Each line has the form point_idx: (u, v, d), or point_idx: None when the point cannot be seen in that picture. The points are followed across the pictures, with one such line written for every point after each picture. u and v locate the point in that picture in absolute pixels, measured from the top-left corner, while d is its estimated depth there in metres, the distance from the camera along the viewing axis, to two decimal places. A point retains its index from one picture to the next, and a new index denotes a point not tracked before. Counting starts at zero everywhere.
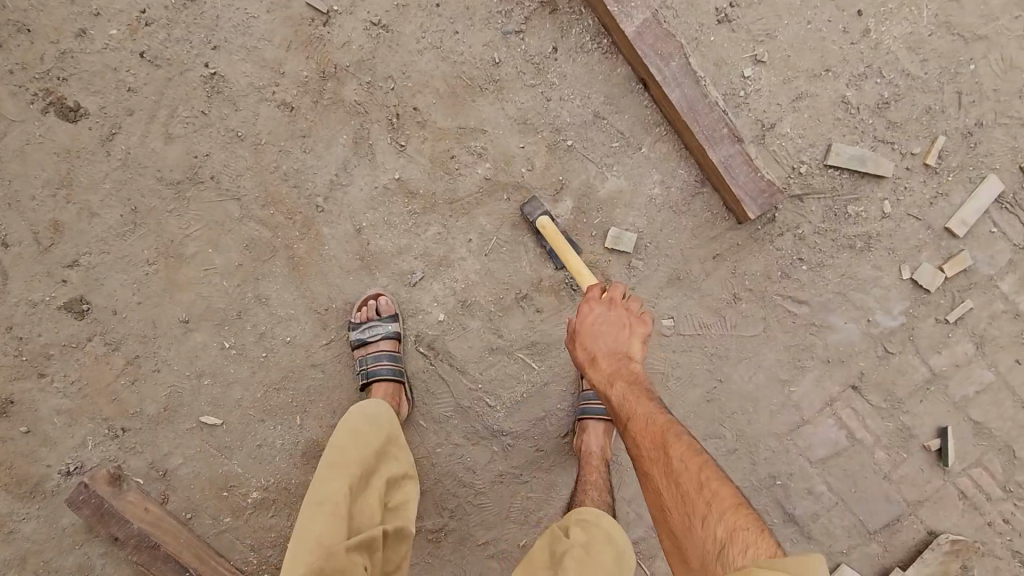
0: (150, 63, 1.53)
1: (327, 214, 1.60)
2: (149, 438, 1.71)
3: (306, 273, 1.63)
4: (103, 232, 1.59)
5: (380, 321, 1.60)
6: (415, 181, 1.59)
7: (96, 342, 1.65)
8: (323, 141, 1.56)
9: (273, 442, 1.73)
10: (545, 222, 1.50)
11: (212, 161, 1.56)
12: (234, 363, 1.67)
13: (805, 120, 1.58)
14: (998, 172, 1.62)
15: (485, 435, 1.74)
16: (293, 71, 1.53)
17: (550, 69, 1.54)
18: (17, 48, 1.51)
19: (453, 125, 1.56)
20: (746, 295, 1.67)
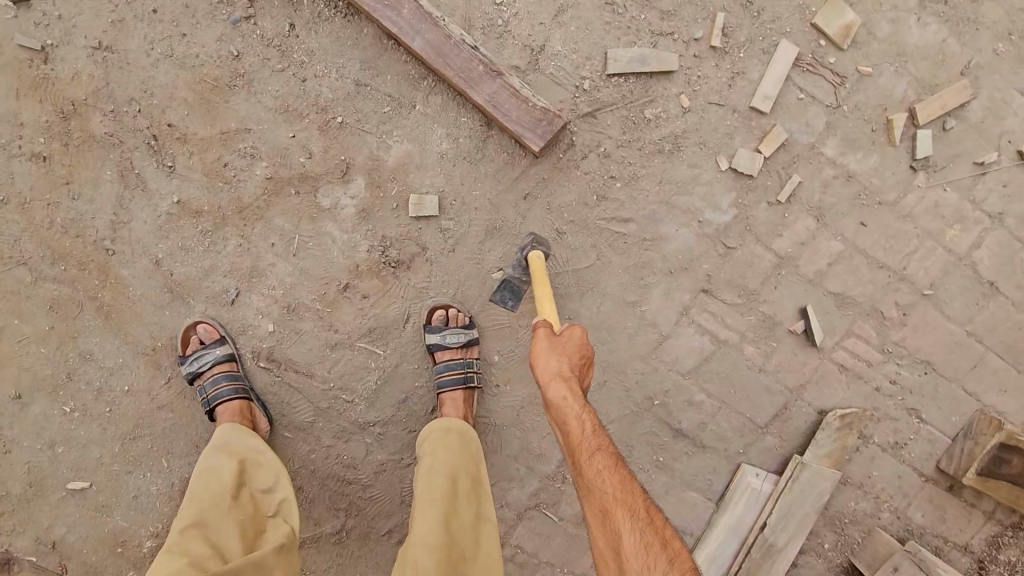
0: None
1: (120, 254, 1.55)
2: (25, 516, 1.68)
3: (121, 319, 1.59)
4: None
5: (207, 349, 1.55)
6: (197, 198, 1.53)
7: None
8: (90, 181, 1.50)
9: (149, 490, 1.69)
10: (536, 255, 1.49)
11: None
12: (81, 424, 1.64)
13: (574, 33, 1.53)
14: (790, 35, 1.60)
15: (353, 431, 1.71)
16: (35, 118, 1.47)
17: (293, 48, 1.49)
18: None
19: (218, 130, 1.50)
20: (569, 227, 1.63)
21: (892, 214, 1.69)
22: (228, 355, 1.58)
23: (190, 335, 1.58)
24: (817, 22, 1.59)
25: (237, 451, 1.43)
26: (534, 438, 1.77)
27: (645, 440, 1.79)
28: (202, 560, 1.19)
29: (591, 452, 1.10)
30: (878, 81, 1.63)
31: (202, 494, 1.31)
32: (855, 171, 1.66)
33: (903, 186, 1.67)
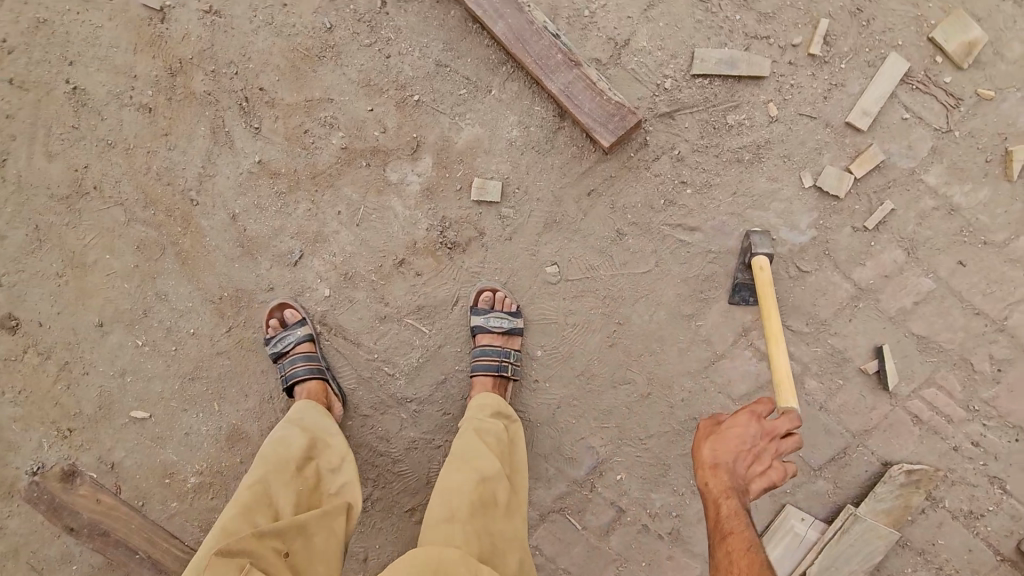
0: (20, 88, 1.61)
1: (203, 205, 1.66)
2: (93, 436, 1.84)
3: (196, 266, 1.70)
4: (15, 250, 1.72)
5: (288, 329, 1.64)
6: (276, 160, 1.61)
7: (31, 353, 1.79)
8: (185, 135, 1.62)
9: (199, 429, 1.81)
10: (764, 264, 1.41)
11: (93, 170, 1.65)
12: (150, 359, 1.77)
13: (662, 29, 1.49)
14: (902, 48, 1.47)
15: (391, 405, 1.74)
16: (147, 72, 1.60)
17: (382, 25, 1.55)
18: None
19: (303, 98, 1.57)
20: (631, 229, 1.58)
21: (997, 257, 1.52)
22: (306, 336, 1.65)
23: (273, 316, 1.67)
24: (934, 36, 1.46)
25: (310, 427, 1.47)
26: (568, 441, 1.72)
27: (683, 462, 1.70)
28: (256, 512, 1.27)
29: (727, 538, 1.08)
30: (1000, 106, 1.47)
31: (271, 459, 1.36)
32: (961, 204, 1.50)
33: (1015, 227, 1.50)
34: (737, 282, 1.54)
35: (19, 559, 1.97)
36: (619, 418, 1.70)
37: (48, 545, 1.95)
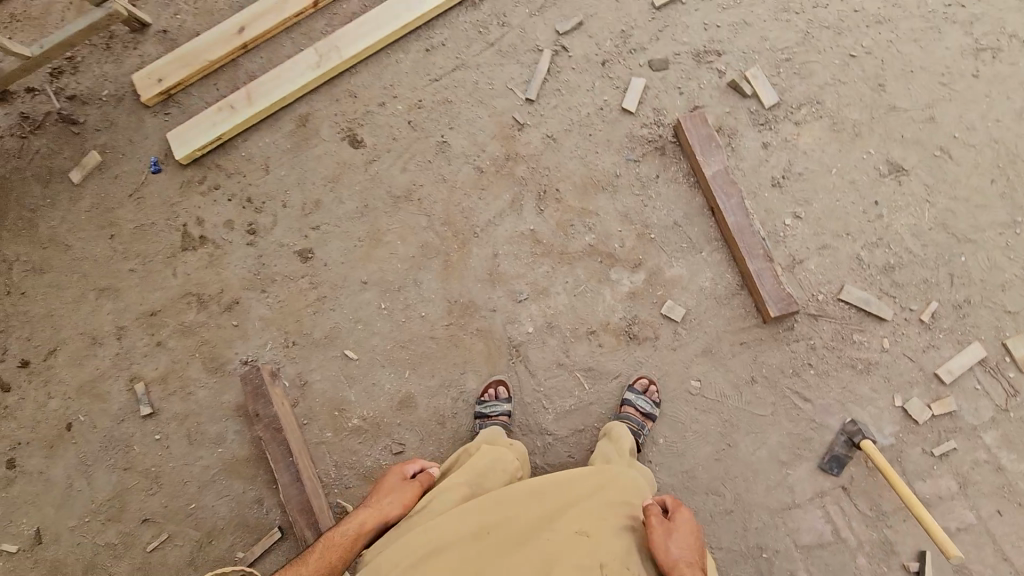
0: (412, 128, 2.50)
1: (479, 239, 2.38)
2: (306, 354, 2.39)
3: (452, 273, 2.38)
4: (342, 213, 2.48)
5: (498, 400, 2.20)
6: (543, 234, 2.35)
7: (305, 280, 2.45)
8: (493, 195, 2.41)
9: (383, 384, 2.34)
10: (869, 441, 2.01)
11: (423, 190, 2.46)
12: (382, 319, 2.38)
13: (827, 263, 2.20)
14: (984, 342, 2.13)
15: (534, 429, 2.24)
16: (491, 151, 2.44)
17: (651, 187, 2.33)
18: (344, 103, 2.54)
19: (579, 207, 2.35)
20: (762, 381, 2.16)
21: None
22: (507, 411, 2.19)
23: (493, 387, 2.24)
24: (1008, 342, 2.11)
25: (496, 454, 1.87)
26: None
27: None
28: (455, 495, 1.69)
29: None
30: None
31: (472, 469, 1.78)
32: (1006, 465, 2.04)
33: None
34: (834, 453, 2.08)
35: (186, 422, 2.43)
36: (701, 520, 2.10)
37: (215, 421, 2.41)
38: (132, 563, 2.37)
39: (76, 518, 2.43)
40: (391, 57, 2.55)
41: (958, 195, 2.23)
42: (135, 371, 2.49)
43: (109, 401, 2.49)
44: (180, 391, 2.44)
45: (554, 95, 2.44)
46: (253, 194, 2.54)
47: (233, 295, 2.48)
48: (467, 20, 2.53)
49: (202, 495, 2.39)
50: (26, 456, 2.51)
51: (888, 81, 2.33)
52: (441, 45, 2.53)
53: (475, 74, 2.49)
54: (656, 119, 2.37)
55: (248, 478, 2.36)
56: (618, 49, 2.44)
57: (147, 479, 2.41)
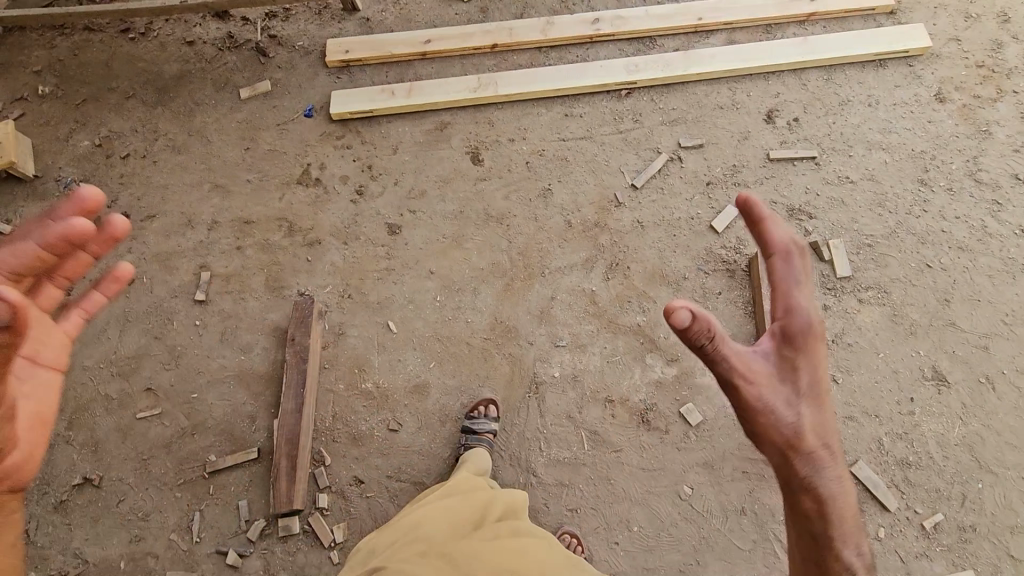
0: (527, 167, 2.79)
1: (544, 279, 2.57)
2: (354, 310, 2.59)
3: (509, 297, 2.56)
4: (439, 210, 2.75)
5: (486, 417, 2.31)
6: (601, 298, 2.51)
7: (383, 249, 2.69)
8: (571, 248, 2.62)
9: (408, 364, 2.49)
10: None
11: (515, 219, 2.70)
12: (433, 310, 2.57)
13: (848, 433, 2.28)
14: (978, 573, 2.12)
15: (523, 464, 2.29)
16: (585, 213, 2.67)
17: (711, 299, 2.49)
18: (481, 126, 2.89)
19: (642, 289, 2.51)
20: (749, 514, 2.17)
21: None
22: (491, 428, 2.28)
23: (485, 403, 2.35)
24: None
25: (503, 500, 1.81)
26: None
27: None
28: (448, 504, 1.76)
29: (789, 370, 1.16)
30: None
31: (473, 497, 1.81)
32: None
33: None
34: None
35: (226, 322, 2.63)
36: None
37: (250, 332, 2.60)
38: (119, 421, 2.52)
39: (93, 361, 2.63)
40: (534, 108, 2.90)
41: (990, 425, 2.31)
42: (208, 262, 2.75)
43: (173, 277, 2.75)
44: (236, 295, 2.67)
45: (655, 192, 2.67)
46: (374, 164, 2.86)
47: (317, 235, 2.74)
48: (608, 105, 2.87)
49: (208, 390, 2.53)
50: (83, 291, 2.77)
51: (954, 300, 2.50)
52: (578, 115, 2.87)
53: (597, 148, 2.78)
54: (737, 246, 2.56)
55: (253, 393, 2.51)
56: (725, 177, 2.68)
57: (171, 355, 2.60)
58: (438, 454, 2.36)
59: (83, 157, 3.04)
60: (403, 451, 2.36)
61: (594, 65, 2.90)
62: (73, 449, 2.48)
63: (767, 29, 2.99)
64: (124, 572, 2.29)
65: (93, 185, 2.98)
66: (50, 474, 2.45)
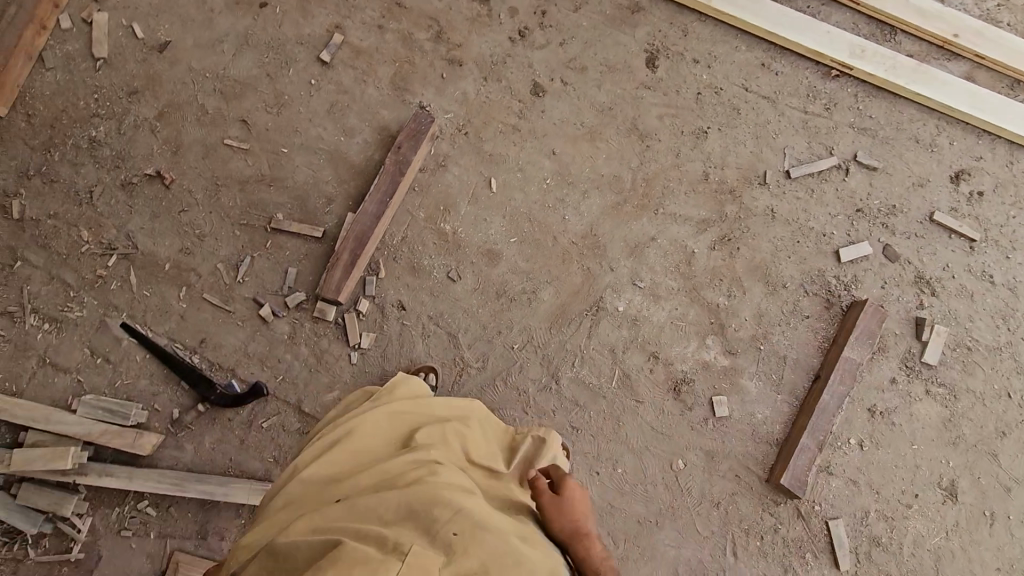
0: (696, 98, 2.53)
1: (655, 216, 2.45)
2: (464, 151, 2.48)
3: (612, 215, 2.45)
4: (592, 95, 2.53)
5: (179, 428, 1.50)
6: (697, 262, 2.42)
7: (518, 105, 2.52)
8: (695, 202, 2.47)
9: (490, 227, 2.43)
10: None
11: (657, 143, 2.50)
12: (536, 188, 2.47)
13: (845, 492, 2.27)
14: None
15: (551, 367, 2.35)
16: (727, 174, 2.49)
17: (795, 319, 2.39)
18: (674, 31, 2.56)
19: (739, 275, 2.41)
20: (720, 510, 2.26)
21: None
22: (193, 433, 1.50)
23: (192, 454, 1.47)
24: None
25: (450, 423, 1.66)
26: None
27: None
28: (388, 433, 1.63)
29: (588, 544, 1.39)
30: None
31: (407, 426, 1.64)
32: None
33: None
34: None
35: (338, 96, 2.51)
36: None
37: (358, 119, 2.50)
38: (205, 137, 2.48)
39: (200, 66, 2.53)
40: (734, 39, 2.57)
41: (967, 552, 2.25)
42: (344, 25, 2.56)
43: (305, 22, 2.56)
44: (359, 74, 2.52)
45: (803, 190, 2.47)
46: (548, 12, 2.57)
47: (461, 56, 2.55)
48: (808, 76, 2.55)
49: (297, 152, 2.48)
50: None
51: (1010, 436, 2.33)
52: (774, 72, 2.55)
53: (773, 115, 2.52)
54: (848, 283, 2.41)
55: (338, 177, 2.47)
56: (880, 211, 2.46)
57: (275, 99, 2.51)
58: (478, 319, 2.38)
59: None
60: (450, 301, 2.39)
61: (821, 28, 2.53)
62: (155, 140, 2.48)
63: (1015, 82, 2.57)
64: (165, 273, 2.39)
65: None
66: (126, 151, 2.47)
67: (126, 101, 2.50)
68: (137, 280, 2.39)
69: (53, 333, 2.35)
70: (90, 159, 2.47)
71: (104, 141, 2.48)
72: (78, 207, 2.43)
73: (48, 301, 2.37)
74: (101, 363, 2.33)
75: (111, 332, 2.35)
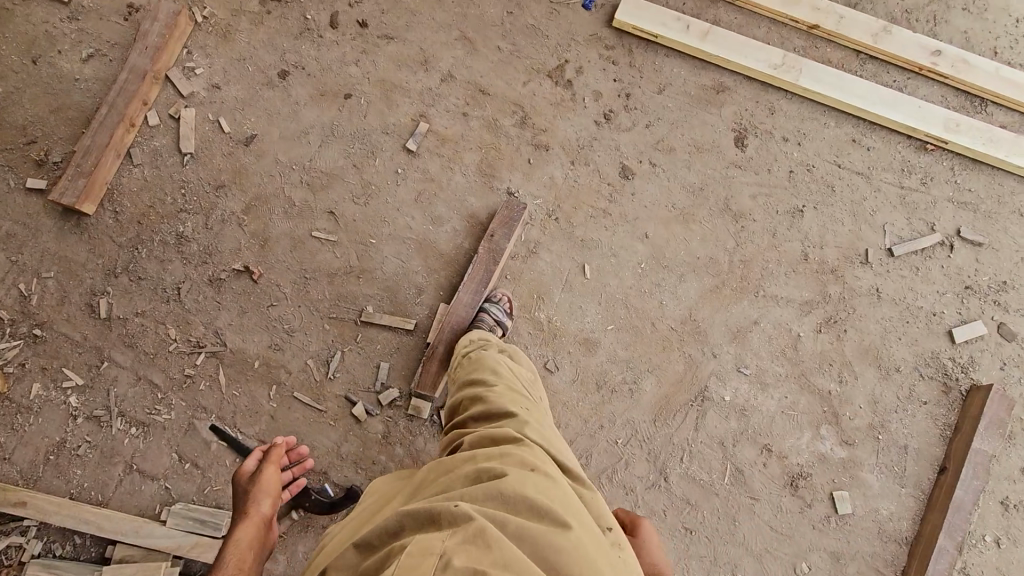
0: (788, 177, 2.49)
1: (756, 299, 2.38)
2: (555, 237, 2.43)
3: (711, 299, 2.38)
4: (682, 176, 2.49)
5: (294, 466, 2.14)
6: (803, 347, 2.33)
7: (608, 189, 2.48)
8: (796, 283, 2.39)
9: (586, 315, 2.36)
10: None
11: (752, 223, 2.45)
12: (631, 272, 2.40)
13: None
14: None
15: (659, 463, 2.23)
16: (826, 254, 2.42)
17: (911, 404, 2.28)
18: (760, 110, 2.55)
19: (848, 358, 2.32)
20: None
21: None
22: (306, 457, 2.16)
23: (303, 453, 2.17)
24: None
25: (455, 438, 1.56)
26: None
27: None
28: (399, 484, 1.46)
29: None
30: None
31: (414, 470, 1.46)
32: None
33: None
34: None
35: (426, 184, 2.49)
36: None
37: (446, 207, 2.47)
38: (292, 229, 2.44)
39: (287, 158, 2.51)
40: (822, 116, 2.54)
41: None
42: (429, 113, 2.55)
43: (390, 111, 2.55)
44: (445, 162, 2.50)
45: (907, 268, 2.40)
46: (632, 95, 2.56)
47: (548, 141, 2.52)
48: (900, 151, 2.52)
49: (385, 242, 2.44)
50: (297, 82, 2.58)
51: None
52: (865, 147, 2.52)
53: (869, 192, 2.47)
54: (965, 365, 2.31)
55: (428, 266, 2.42)
56: (989, 288, 2.39)
57: (362, 189, 2.48)
58: (580, 412, 2.28)
59: None
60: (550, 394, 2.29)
61: (912, 103, 2.50)
62: (243, 234, 2.44)
63: None
64: (255, 371, 2.32)
65: None
66: (214, 246, 2.42)
67: (214, 195, 2.47)
68: (226, 380, 2.32)
69: (140, 437, 2.27)
70: (177, 255, 2.42)
71: (191, 236, 2.44)
72: (165, 304, 2.38)
73: (136, 404, 2.30)
74: (190, 468, 2.25)
75: (201, 434, 2.27)
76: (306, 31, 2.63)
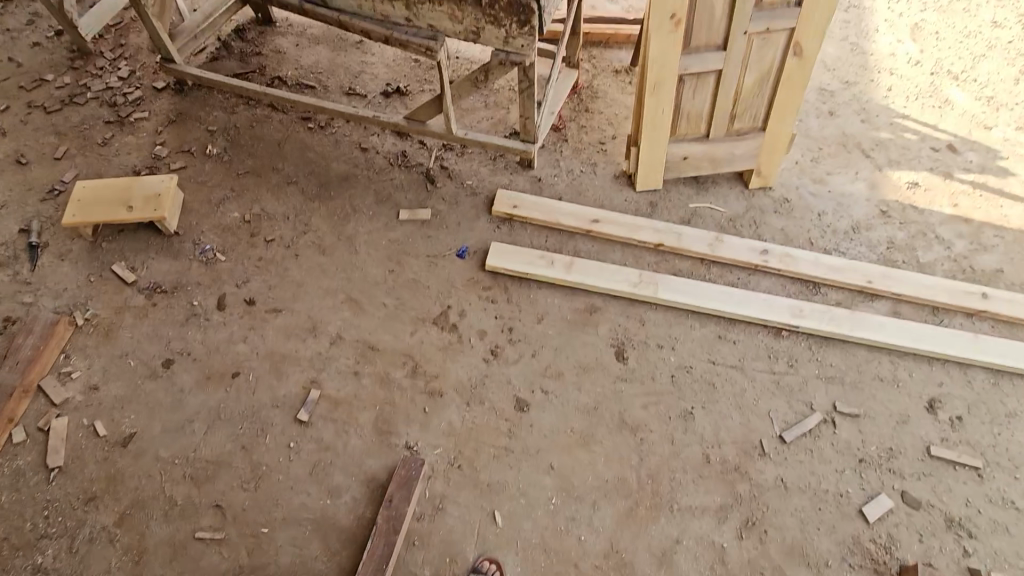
0: (672, 381, 2.63)
1: (671, 514, 2.34)
2: (460, 486, 2.36)
3: (628, 522, 2.32)
4: (574, 398, 2.57)
5: None
6: (730, 558, 2.26)
7: (506, 424, 2.50)
8: (705, 488, 2.40)
9: (504, 570, 2.21)
10: None
11: (649, 434, 2.51)
12: (543, 510, 2.33)
13: None
14: None
15: None
16: (725, 451, 2.48)
17: None
18: (632, 323, 2.77)
19: (777, 562, 2.26)
20: None
21: None
22: None
23: None
24: None
25: None
26: None
27: None
28: None
29: None
30: None
31: None
32: None
33: None
34: None
35: (320, 454, 2.41)
36: None
37: (344, 474, 2.37)
38: (173, 532, 2.23)
39: (169, 451, 2.39)
40: (687, 319, 2.80)
41: None
42: (320, 378, 2.57)
43: (279, 383, 2.55)
44: (340, 425, 2.47)
45: (802, 452, 2.49)
46: (514, 328, 2.74)
47: (440, 385, 2.58)
48: (763, 339, 2.76)
49: (279, 528, 2.26)
50: (182, 368, 2.57)
51: None
52: (731, 341, 2.75)
53: (746, 382, 2.65)
54: (886, 545, 2.30)
55: (328, 547, 2.24)
56: (880, 456, 2.49)
57: (252, 471, 2.36)
58: None
59: (228, 227, 2.96)
60: None
61: (759, 298, 2.81)
62: (114, 550, 2.19)
63: (934, 309, 2.88)
64: None
65: (228, 258, 2.86)
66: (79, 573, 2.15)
67: (83, 509, 2.26)
68: None
69: None
70: None
71: (51, 566, 2.16)
72: None
73: None
74: None
75: None
76: (193, 316, 2.70)
